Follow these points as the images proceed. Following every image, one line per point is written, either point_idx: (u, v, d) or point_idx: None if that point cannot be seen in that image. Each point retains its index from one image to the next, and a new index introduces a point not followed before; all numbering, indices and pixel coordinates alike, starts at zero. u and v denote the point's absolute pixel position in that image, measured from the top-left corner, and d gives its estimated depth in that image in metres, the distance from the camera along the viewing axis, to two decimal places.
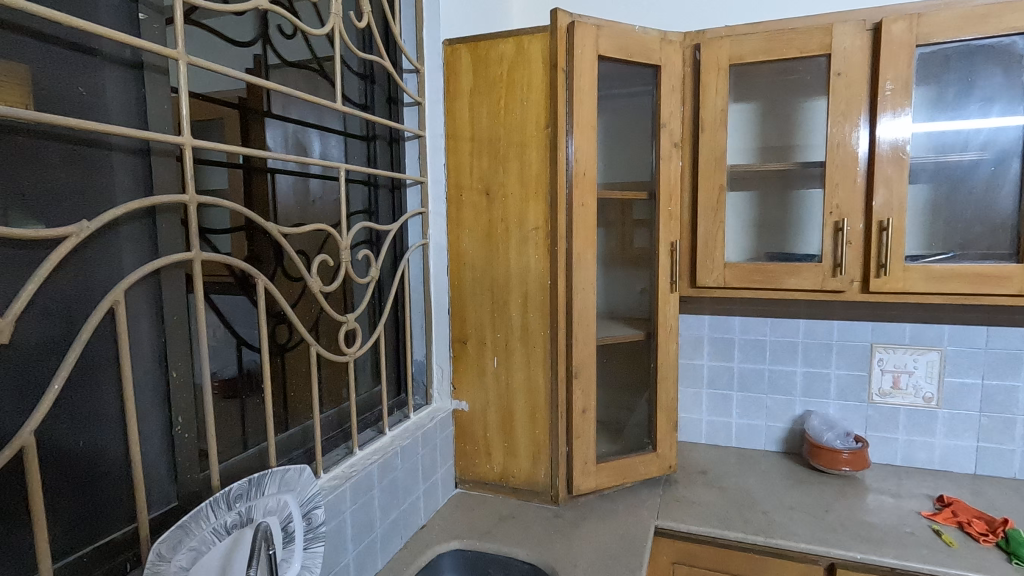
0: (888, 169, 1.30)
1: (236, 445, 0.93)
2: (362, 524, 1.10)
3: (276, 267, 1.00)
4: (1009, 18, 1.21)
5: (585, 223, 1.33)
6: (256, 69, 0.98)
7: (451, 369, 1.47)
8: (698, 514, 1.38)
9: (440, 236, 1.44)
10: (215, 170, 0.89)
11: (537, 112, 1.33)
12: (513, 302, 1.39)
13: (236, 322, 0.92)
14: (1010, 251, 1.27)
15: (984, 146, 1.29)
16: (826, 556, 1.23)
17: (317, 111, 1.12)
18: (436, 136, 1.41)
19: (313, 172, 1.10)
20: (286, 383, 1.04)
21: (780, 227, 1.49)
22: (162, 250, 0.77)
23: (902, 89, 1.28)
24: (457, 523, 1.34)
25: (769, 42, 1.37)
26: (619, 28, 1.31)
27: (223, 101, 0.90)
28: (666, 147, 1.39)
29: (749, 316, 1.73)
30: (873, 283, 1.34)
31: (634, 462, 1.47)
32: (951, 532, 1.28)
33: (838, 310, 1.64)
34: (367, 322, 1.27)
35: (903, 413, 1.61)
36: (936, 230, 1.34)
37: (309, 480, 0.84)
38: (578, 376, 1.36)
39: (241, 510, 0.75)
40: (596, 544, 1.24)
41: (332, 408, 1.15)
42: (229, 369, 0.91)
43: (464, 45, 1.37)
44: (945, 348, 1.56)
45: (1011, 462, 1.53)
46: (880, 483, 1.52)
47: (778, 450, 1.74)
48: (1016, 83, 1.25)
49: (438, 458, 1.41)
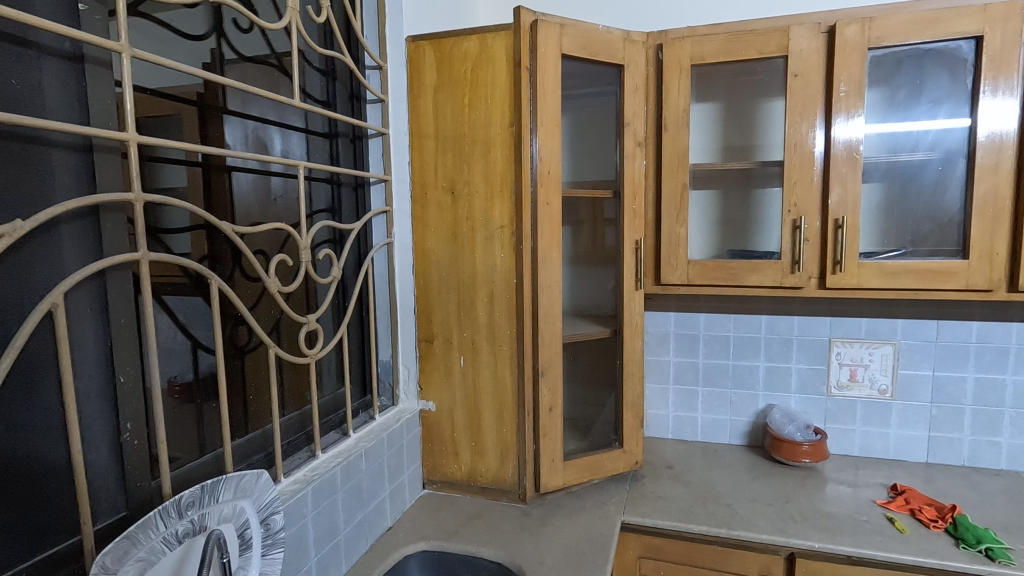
0: (843, 169, 1.34)
1: (193, 450, 0.90)
2: (325, 527, 1.08)
3: (233, 267, 0.97)
4: (955, 23, 1.25)
5: (550, 222, 1.33)
6: (212, 63, 0.95)
7: (417, 369, 1.45)
8: (663, 508, 1.40)
9: (405, 235, 1.42)
10: (174, 169, 0.86)
11: (501, 111, 1.32)
12: (479, 300, 1.38)
13: (193, 325, 0.89)
14: (957, 247, 1.32)
15: (933, 146, 1.34)
16: (785, 546, 1.26)
17: (277, 107, 1.09)
18: (400, 134, 1.39)
19: (274, 170, 1.08)
20: (245, 385, 1.01)
21: (742, 225, 1.52)
22: (107, 250, 0.74)
23: (855, 91, 1.32)
24: (423, 524, 1.33)
25: (729, 43, 1.39)
26: (583, 27, 1.32)
27: (179, 96, 0.87)
28: (630, 147, 1.40)
29: (713, 313, 1.76)
30: (829, 279, 1.38)
31: (602, 458, 1.48)
32: (903, 519, 1.32)
33: (798, 305, 1.68)
34: (331, 321, 1.25)
35: (860, 405, 1.66)
36: (889, 227, 1.38)
37: (267, 485, 0.83)
38: (545, 374, 1.36)
39: (193, 518, 0.73)
40: (563, 541, 1.25)
41: (294, 411, 1.13)
42: (186, 373, 0.89)
43: (427, 42, 1.35)
44: (898, 342, 1.61)
45: (960, 450, 1.60)
46: (838, 474, 1.57)
47: (742, 443, 1.78)
48: (962, 85, 1.30)
49: (405, 459, 1.39)
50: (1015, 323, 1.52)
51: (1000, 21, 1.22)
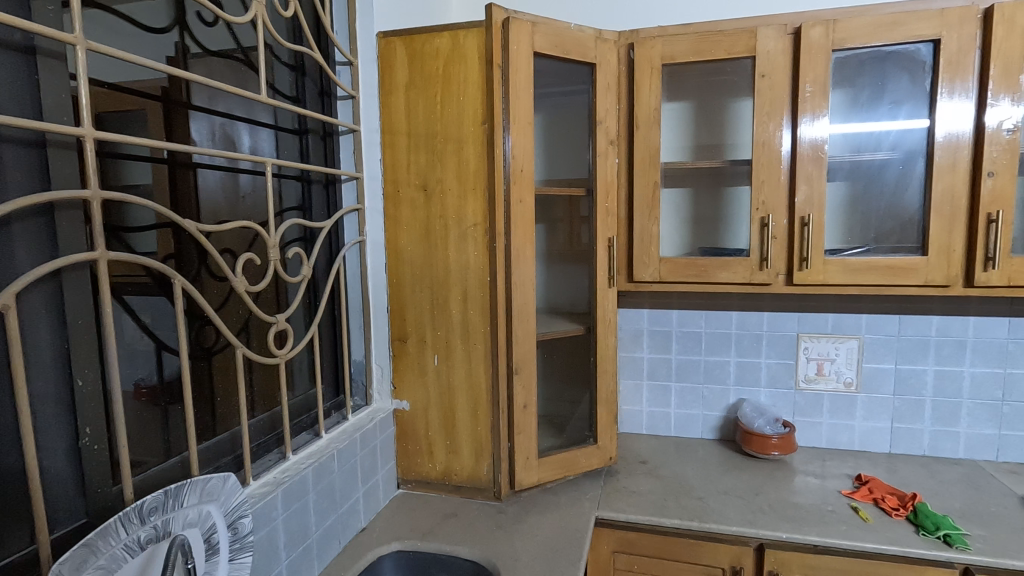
0: (809, 167, 1.37)
1: (158, 454, 0.88)
2: (296, 530, 1.06)
3: (199, 267, 0.95)
4: (914, 27, 1.29)
5: (523, 220, 1.33)
6: (177, 57, 0.92)
7: (390, 369, 1.44)
8: (636, 503, 1.42)
9: (377, 233, 1.41)
10: (139, 166, 0.84)
11: (473, 108, 1.32)
12: (452, 298, 1.38)
13: (157, 326, 0.87)
14: (917, 244, 1.36)
15: (895, 146, 1.37)
16: (755, 537, 1.29)
17: (245, 103, 1.06)
18: (372, 131, 1.38)
19: (242, 168, 1.06)
20: (213, 388, 0.99)
21: (712, 223, 1.54)
22: (63, 250, 0.72)
23: (820, 91, 1.35)
24: (397, 524, 1.33)
25: (699, 43, 1.41)
26: (554, 25, 1.33)
27: (143, 91, 0.85)
28: (603, 145, 1.41)
29: (686, 310, 1.78)
30: (796, 276, 1.41)
31: (576, 455, 1.48)
32: (867, 509, 1.36)
33: (767, 302, 1.72)
34: (302, 320, 1.23)
35: (827, 399, 1.71)
36: (853, 225, 1.42)
37: (234, 489, 0.82)
38: (519, 372, 1.37)
39: (156, 523, 0.71)
40: (538, 538, 1.25)
41: (264, 413, 1.12)
42: (150, 376, 0.86)
43: (399, 39, 1.34)
44: (863, 336, 1.66)
45: (921, 440, 1.65)
46: (806, 465, 1.60)
47: (714, 437, 1.81)
48: (921, 87, 1.34)
49: (379, 459, 1.38)
50: (972, 317, 1.58)
51: (957, 26, 1.27)
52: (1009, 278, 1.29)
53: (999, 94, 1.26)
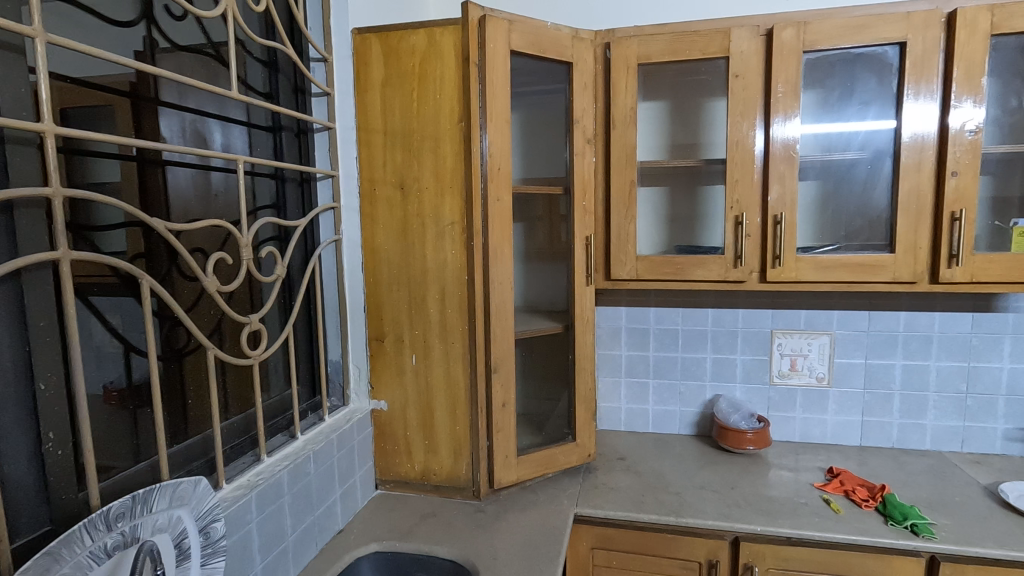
0: (781, 166, 1.39)
1: (127, 458, 0.86)
2: (271, 533, 1.05)
3: (169, 267, 0.93)
4: (881, 30, 1.32)
5: (500, 218, 1.33)
6: (144, 52, 0.90)
7: (368, 369, 1.43)
8: (615, 499, 1.43)
9: (353, 232, 1.39)
10: (106, 163, 0.82)
11: (450, 106, 1.31)
12: (430, 297, 1.37)
13: (125, 327, 0.85)
14: (884, 242, 1.40)
15: (864, 146, 1.41)
16: (730, 530, 1.31)
17: (217, 100, 1.04)
18: (347, 129, 1.36)
19: (214, 165, 1.04)
20: (185, 390, 0.96)
21: (688, 221, 1.56)
22: (23, 249, 0.70)
23: (792, 92, 1.37)
24: (376, 524, 1.32)
25: (674, 44, 1.43)
26: (531, 24, 1.33)
27: (110, 87, 0.83)
28: (580, 143, 1.42)
29: (663, 307, 1.80)
30: (770, 273, 1.44)
31: (555, 453, 1.49)
32: (839, 500, 1.40)
33: (742, 299, 1.74)
34: (277, 320, 1.21)
35: (800, 393, 1.74)
36: (824, 224, 1.45)
37: (205, 493, 0.81)
38: (497, 371, 1.37)
39: (124, 530, 0.70)
40: (517, 536, 1.26)
41: (238, 414, 1.10)
42: (118, 378, 0.84)
43: (374, 35, 1.33)
44: (834, 332, 1.69)
45: (889, 433, 1.70)
46: (780, 459, 1.63)
47: (691, 433, 1.83)
48: (888, 88, 1.37)
49: (357, 460, 1.37)
50: (938, 312, 1.62)
51: (922, 29, 1.30)
52: (972, 274, 1.33)
53: (962, 95, 1.29)
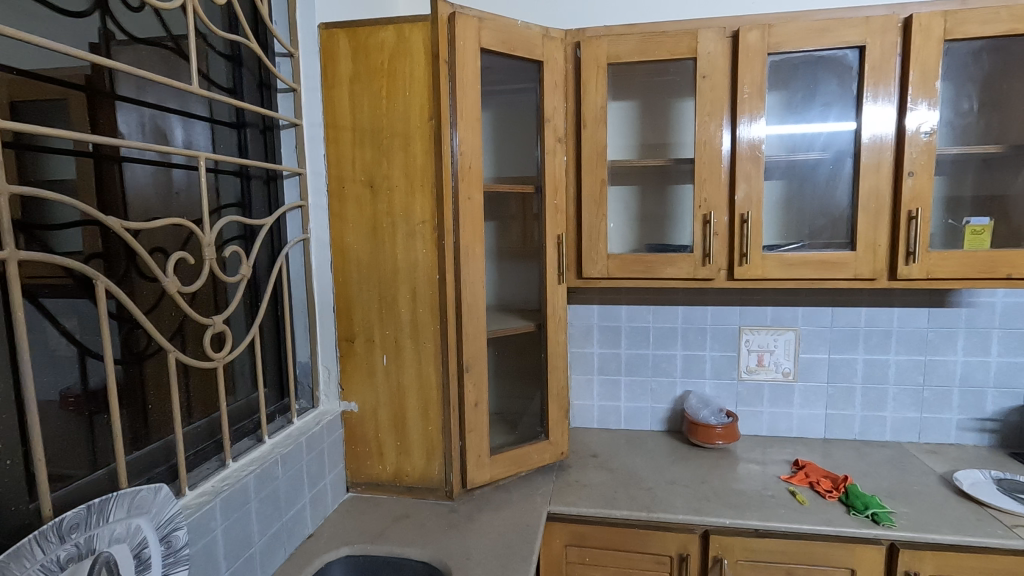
0: (747, 166, 1.42)
1: (83, 465, 0.82)
2: (237, 540, 1.02)
3: (127, 267, 0.89)
4: (842, 33, 1.35)
5: (472, 217, 1.33)
6: (99, 43, 0.86)
7: (338, 370, 1.41)
8: (588, 496, 1.44)
9: (322, 232, 1.37)
10: (60, 159, 0.79)
11: (420, 103, 1.30)
12: (401, 296, 1.36)
13: (81, 330, 0.81)
14: (846, 240, 1.44)
15: (826, 146, 1.45)
16: (700, 523, 1.33)
17: (178, 95, 1.01)
18: (314, 126, 1.34)
19: (175, 162, 1.00)
20: (146, 395, 0.93)
21: (658, 220, 1.58)
22: None
23: (757, 93, 1.40)
24: (346, 527, 1.30)
25: (643, 44, 1.44)
26: (501, 22, 1.32)
27: (63, 80, 0.79)
28: (551, 142, 1.42)
29: (634, 305, 1.82)
30: (737, 271, 1.47)
31: (528, 451, 1.49)
32: (804, 492, 1.43)
33: (710, 297, 1.77)
34: (242, 321, 1.18)
35: (767, 388, 1.78)
36: (789, 222, 1.49)
37: (167, 500, 0.79)
38: (469, 371, 1.36)
39: (79, 541, 0.67)
40: (490, 536, 1.25)
41: (202, 419, 1.07)
42: (73, 384, 0.80)
43: (341, 31, 1.31)
44: (799, 328, 1.74)
45: (852, 425, 1.75)
46: (748, 453, 1.67)
47: (662, 429, 1.86)
48: (849, 91, 1.41)
49: (327, 463, 1.35)
50: (896, 308, 1.68)
51: (880, 33, 1.34)
52: (928, 271, 1.38)
53: (918, 98, 1.34)
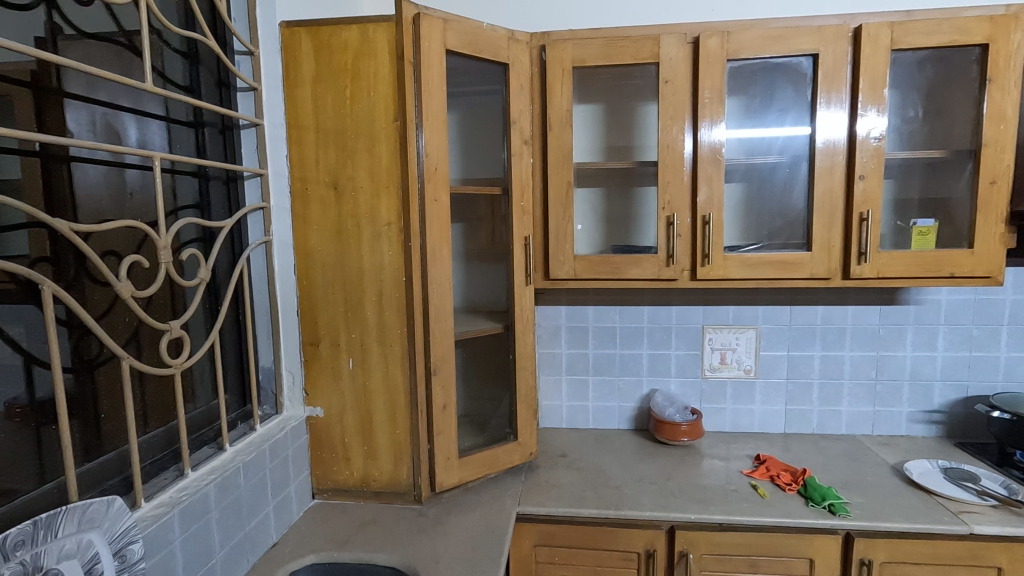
0: (708, 169, 1.45)
1: (29, 479, 0.78)
2: (198, 552, 0.99)
3: (77, 272, 0.86)
4: (796, 41, 1.40)
5: (438, 218, 1.32)
6: (46, 38, 0.82)
7: (302, 374, 1.38)
8: (557, 496, 1.45)
9: (285, 233, 1.34)
10: (4, 158, 0.75)
11: (384, 104, 1.29)
12: (367, 299, 1.34)
13: (28, 338, 0.78)
14: (802, 241, 1.49)
15: (783, 150, 1.49)
16: (666, 520, 1.36)
17: (131, 92, 0.97)
18: (276, 125, 1.31)
19: (129, 162, 0.97)
20: (98, 405, 0.89)
21: (623, 222, 1.60)
22: None
23: (717, 98, 1.43)
24: (312, 535, 1.27)
25: (607, 48, 1.46)
26: (466, 23, 1.32)
27: (7, 75, 0.75)
28: (517, 145, 1.43)
29: (601, 305, 1.84)
30: (699, 271, 1.50)
31: (497, 453, 1.49)
32: (765, 486, 1.47)
33: (675, 297, 1.81)
34: (201, 326, 1.15)
35: (729, 386, 1.83)
36: (749, 224, 1.53)
37: (120, 513, 0.78)
38: (437, 373, 1.35)
39: (25, 558, 0.66)
40: (459, 538, 1.25)
41: (159, 427, 1.03)
42: (18, 395, 0.77)
43: (303, 29, 1.29)
44: (759, 326, 1.79)
45: (810, 420, 1.81)
46: (712, 449, 1.71)
47: (630, 427, 1.88)
48: (804, 96, 1.46)
49: (291, 470, 1.32)
50: (850, 306, 1.75)
51: (833, 42, 1.39)
52: (879, 270, 1.44)
53: (868, 104, 1.40)
